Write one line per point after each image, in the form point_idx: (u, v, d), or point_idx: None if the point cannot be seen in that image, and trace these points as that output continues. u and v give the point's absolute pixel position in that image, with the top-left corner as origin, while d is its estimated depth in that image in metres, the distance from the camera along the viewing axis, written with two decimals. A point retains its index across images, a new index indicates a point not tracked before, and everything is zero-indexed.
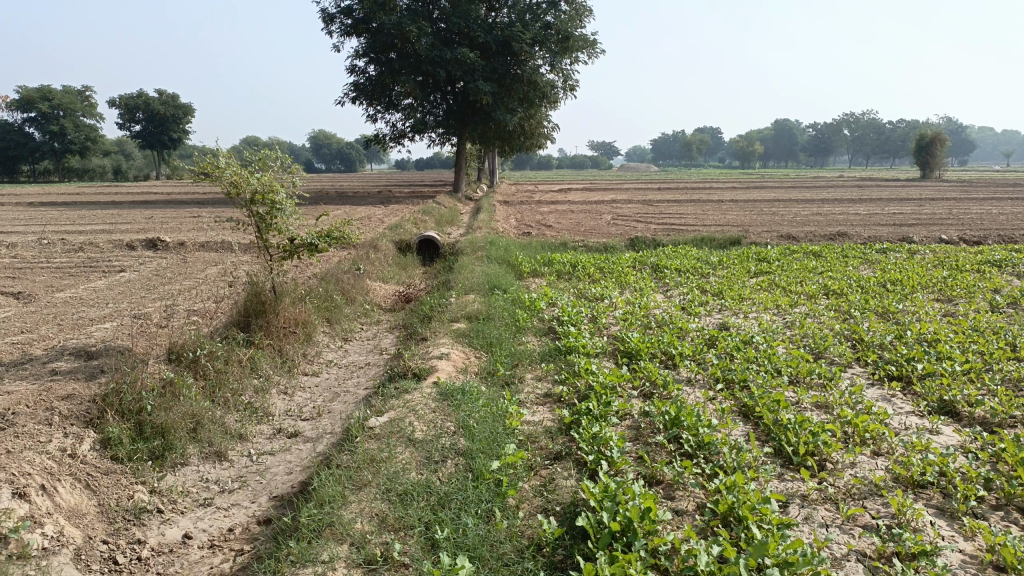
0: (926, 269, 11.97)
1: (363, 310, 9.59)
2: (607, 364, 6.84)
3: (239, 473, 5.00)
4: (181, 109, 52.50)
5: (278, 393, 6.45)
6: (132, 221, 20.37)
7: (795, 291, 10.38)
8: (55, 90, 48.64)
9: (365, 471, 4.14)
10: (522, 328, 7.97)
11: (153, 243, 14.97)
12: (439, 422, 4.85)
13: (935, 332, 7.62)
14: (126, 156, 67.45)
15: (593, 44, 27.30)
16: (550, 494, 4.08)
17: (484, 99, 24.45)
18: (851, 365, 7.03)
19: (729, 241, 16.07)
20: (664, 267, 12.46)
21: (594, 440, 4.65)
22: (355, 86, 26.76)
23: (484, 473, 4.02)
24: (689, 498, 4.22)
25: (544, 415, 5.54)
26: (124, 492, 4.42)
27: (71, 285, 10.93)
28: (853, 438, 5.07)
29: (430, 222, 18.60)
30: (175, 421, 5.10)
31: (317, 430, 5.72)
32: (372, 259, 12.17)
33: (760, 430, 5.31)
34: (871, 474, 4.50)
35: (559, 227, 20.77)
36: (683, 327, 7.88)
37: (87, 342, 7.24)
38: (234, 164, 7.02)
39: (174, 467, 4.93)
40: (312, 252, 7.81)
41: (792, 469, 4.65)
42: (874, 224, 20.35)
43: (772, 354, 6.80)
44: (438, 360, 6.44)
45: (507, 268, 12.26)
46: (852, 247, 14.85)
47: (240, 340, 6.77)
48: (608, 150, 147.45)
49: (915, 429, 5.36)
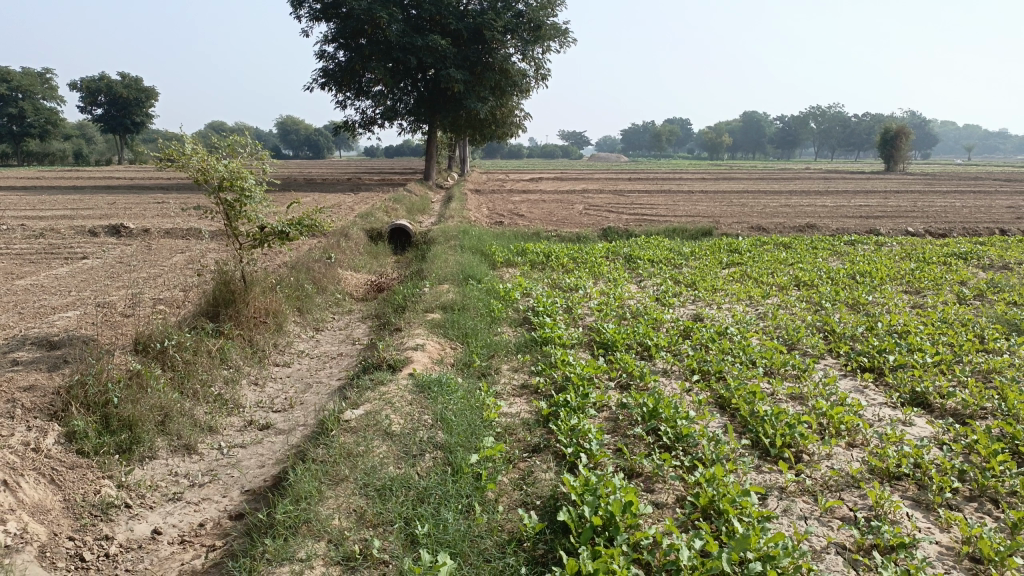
0: (894, 261, 12.14)
1: (334, 299, 9.46)
2: (583, 355, 6.82)
3: (209, 467, 4.88)
4: (145, 93, 51.36)
5: (249, 384, 6.32)
6: (94, 206, 19.92)
7: (767, 282, 10.45)
8: (13, 71, 47.33)
9: (342, 464, 4.04)
10: (497, 318, 7.90)
11: (116, 229, 14.62)
12: (417, 415, 4.77)
13: (906, 324, 7.71)
14: (87, 139, 65.87)
15: (565, 33, 27.20)
16: (529, 488, 4.05)
17: (455, 86, 24.23)
18: (824, 357, 7.08)
19: (701, 232, 16.15)
20: (637, 257, 12.48)
21: (572, 432, 4.60)
22: (325, 71, 26.38)
23: (462, 467, 3.96)
24: (669, 491, 4.21)
25: (521, 407, 5.49)
26: (91, 488, 4.29)
27: (31, 271, 10.63)
28: (828, 430, 5.10)
29: (401, 210, 18.43)
30: (143, 414, 4.95)
31: (289, 423, 5.61)
32: (342, 247, 11.99)
33: (736, 422, 5.31)
34: (848, 466, 4.53)
35: (531, 216, 20.71)
36: (657, 317, 7.88)
37: (49, 331, 7.03)
38: (201, 149, 6.83)
39: (142, 461, 4.78)
40: (283, 240, 7.63)
41: (770, 461, 4.66)
42: (842, 216, 20.60)
43: (747, 345, 6.82)
44: (413, 352, 6.35)
45: (480, 258, 12.19)
46: (821, 239, 15.02)
47: (209, 330, 6.61)
48: (579, 140, 147.52)
49: (889, 420, 5.42)
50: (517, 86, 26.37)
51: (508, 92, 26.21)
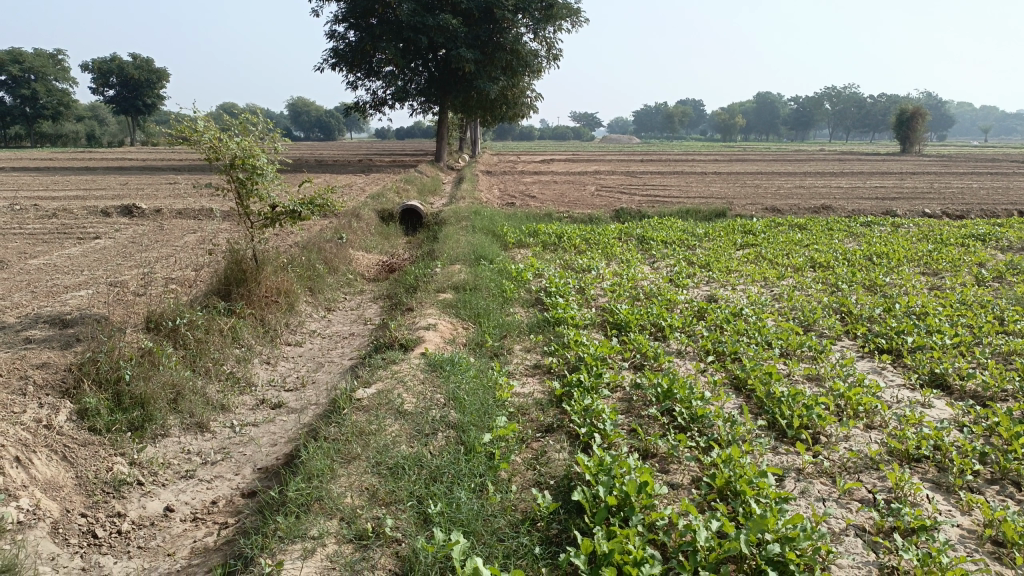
0: (911, 243, 11.98)
1: (346, 280, 9.42)
2: (596, 335, 6.76)
3: (221, 445, 4.86)
4: (157, 74, 51.40)
5: (261, 363, 6.30)
6: (107, 187, 19.97)
7: (781, 264, 10.33)
8: (25, 52, 47.44)
9: (354, 443, 4.00)
10: (509, 299, 7.85)
11: (128, 209, 14.64)
12: (429, 394, 4.73)
13: (924, 306, 7.60)
14: (100, 120, 65.97)
15: (577, 13, 26.93)
16: (542, 468, 4.01)
17: (466, 66, 24.05)
18: (840, 339, 6.98)
19: (715, 213, 15.99)
20: (650, 238, 12.38)
21: (586, 412, 4.57)
22: (335, 51, 26.24)
23: (475, 446, 3.92)
24: (684, 472, 4.15)
25: (534, 387, 5.45)
26: (103, 465, 4.28)
27: (44, 251, 10.64)
28: (846, 411, 5.03)
29: (413, 192, 18.38)
30: (155, 391, 4.92)
31: (302, 402, 5.59)
32: (354, 228, 11.93)
33: (752, 403, 5.25)
34: (866, 448, 4.46)
35: (543, 198, 20.60)
36: (671, 298, 7.79)
37: (62, 310, 7.04)
38: (213, 127, 6.77)
39: (154, 438, 4.76)
40: (294, 219, 7.58)
41: (786, 442, 4.60)
42: (858, 198, 20.36)
43: (762, 326, 6.74)
44: (425, 331, 6.30)
45: (492, 238, 12.12)
46: (837, 220, 14.84)
47: (221, 308, 6.58)
48: (591, 121, 146.56)
49: (908, 402, 5.35)
50: (529, 66, 26.16)
51: (520, 72, 26.00)
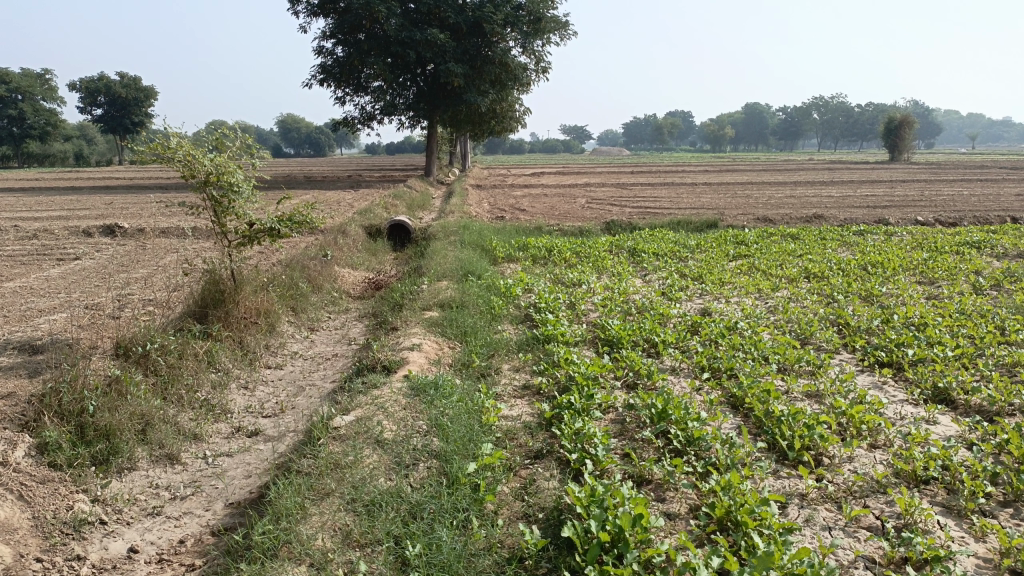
0: (905, 251, 11.84)
1: (330, 298, 9.18)
2: (587, 353, 6.53)
3: (192, 478, 4.60)
4: (144, 92, 51.10)
5: (238, 388, 6.05)
6: (91, 206, 19.70)
7: (775, 275, 10.13)
8: (12, 72, 47.19)
9: (328, 477, 3.73)
10: (497, 316, 7.62)
11: (111, 229, 14.37)
12: (411, 420, 4.48)
13: (923, 316, 7.41)
14: (87, 141, 65.65)
15: (565, 26, 26.89)
16: (530, 499, 3.78)
17: (455, 80, 23.93)
18: (839, 352, 6.77)
19: (706, 224, 15.84)
20: (641, 250, 12.18)
21: (576, 437, 4.35)
22: (323, 68, 26.08)
23: (459, 478, 3.68)
24: (681, 500, 3.90)
25: (523, 409, 5.21)
26: (63, 503, 4.00)
27: (21, 274, 10.36)
28: (848, 430, 4.82)
29: (401, 206, 18.18)
30: (122, 422, 4.66)
31: (279, 429, 5.34)
32: (339, 244, 11.70)
33: (751, 423, 5.02)
34: (871, 470, 4.25)
35: (533, 211, 20.43)
36: (664, 312, 7.58)
37: (33, 335, 6.78)
38: (186, 144, 6.55)
39: (120, 473, 4.50)
40: (273, 238, 7.34)
41: (788, 465, 4.38)
42: (849, 206, 20.25)
43: (758, 340, 6.51)
44: (409, 352, 6.06)
45: (481, 253, 11.90)
46: (829, 229, 14.69)
47: (196, 332, 6.33)
48: (580, 134, 146.94)
49: (911, 419, 5.15)
50: (518, 79, 26.06)
51: (508, 86, 25.93)
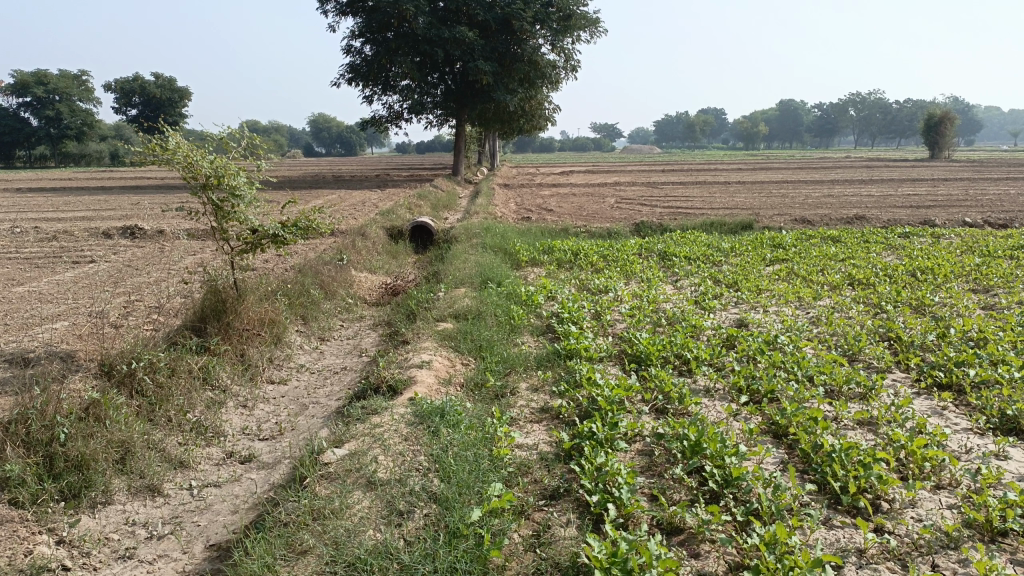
0: (955, 255, 11.10)
1: (344, 305, 8.73)
2: (612, 370, 6.00)
3: (173, 513, 4.15)
4: (178, 93, 51.44)
5: (235, 407, 5.61)
6: (116, 206, 19.55)
7: (817, 281, 9.49)
8: (50, 74, 47.93)
9: (309, 531, 3.27)
10: (517, 327, 7.12)
11: (131, 230, 14.12)
12: (410, 456, 4.00)
13: (983, 330, 6.75)
14: (124, 140, 66.54)
15: (595, 22, 26.33)
16: (544, 551, 3.29)
17: (482, 78, 23.46)
18: (891, 370, 6.14)
19: (741, 225, 15.19)
20: (672, 254, 11.60)
21: (598, 475, 3.82)
22: (350, 66, 25.77)
23: (460, 529, 3.18)
24: (718, 556, 3.37)
25: (539, 437, 4.70)
26: (22, 548, 3.56)
27: (34, 277, 10.07)
28: (910, 467, 4.24)
29: (426, 206, 17.77)
30: (96, 452, 4.24)
31: (275, 454, 4.90)
32: (358, 247, 11.28)
33: (796, 456, 4.46)
34: (940, 521, 3.67)
35: (560, 211, 19.88)
36: (697, 325, 7.01)
37: (27, 345, 6.40)
38: (186, 145, 6.17)
39: (93, 508, 4.07)
40: (277, 244, 6.93)
41: (841, 511, 3.82)
42: (890, 206, 19.39)
43: (802, 358, 5.92)
44: (418, 370, 5.59)
45: (503, 257, 11.42)
46: (872, 231, 14.00)
47: (192, 346, 5.94)
48: (612, 132, 145.68)
49: (980, 453, 4.55)
50: (547, 77, 25.53)
51: (537, 84, 25.38)
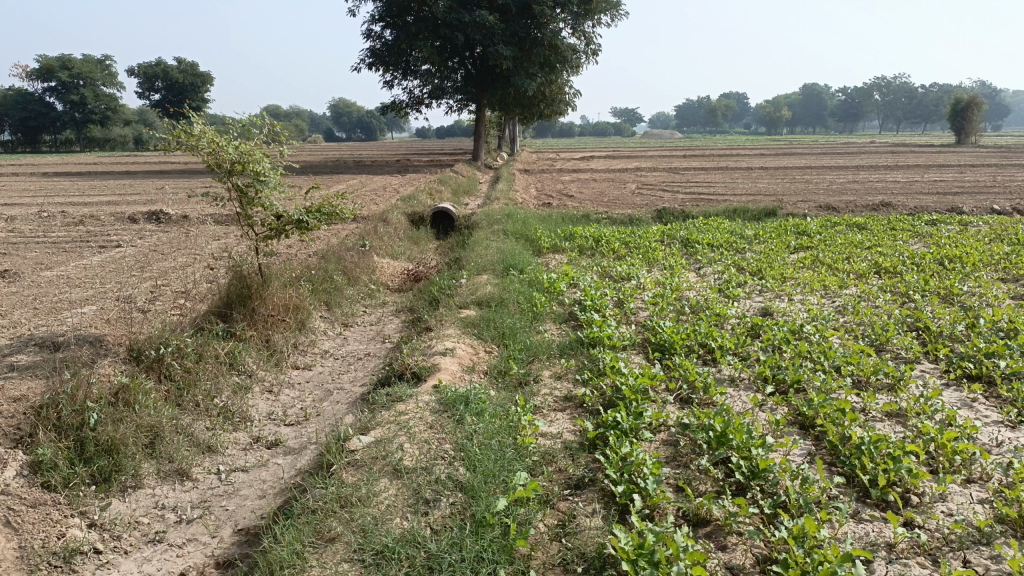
0: (983, 243, 10.92)
1: (367, 291, 8.76)
2: (636, 359, 5.97)
3: (202, 498, 4.20)
4: (201, 78, 51.81)
5: (261, 392, 5.65)
6: (140, 191, 19.71)
7: (842, 270, 9.39)
8: (74, 59, 48.36)
9: (336, 518, 3.29)
10: (539, 314, 7.11)
11: (155, 215, 14.24)
12: (435, 444, 4.01)
13: (1013, 320, 6.64)
14: (146, 124, 67.04)
15: (616, 6, 26.09)
16: (570, 541, 3.28)
17: (503, 63, 23.34)
18: (919, 361, 6.06)
19: (764, 212, 15.03)
20: (695, 241, 11.51)
21: (623, 465, 3.81)
22: (371, 51, 25.74)
23: (487, 518, 3.19)
24: (745, 550, 3.35)
25: (563, 426, 4.69)
26: (54, 531, 3.61)
27: (61, 262, 10.18)
28: (939, 460, 4.18)
29: (446, 192, 17.75)
30: (126, 436, 4.30)
31: (301, 440, 4.93)
32: (380, 233, 11.29)
33: (824, 449, 4.41)
34: (971, 516, 3.61)
35: (581, 197, 19.80)
36: (721, 314, 6.95)
37: (57, 329, 6.47)
38: (210, 131, 6.19)
39: (123, 492, 4.13)
40: (301, 230, 6.95)
41: (870, 504, 3.79)
42: (916, 193, 19.10)
43: (829, 348, 5.85)
44: (442, 358, 5.60)
45: (524, 244, 11.39)
46: (898, 218, 13.80)
47: (218, 331, 5.99)
48: (632, 117, 144.70)
49: (1011, 447, 4.48)
50: (568, 62, 25.35)
51: (558, 69, 25.20)
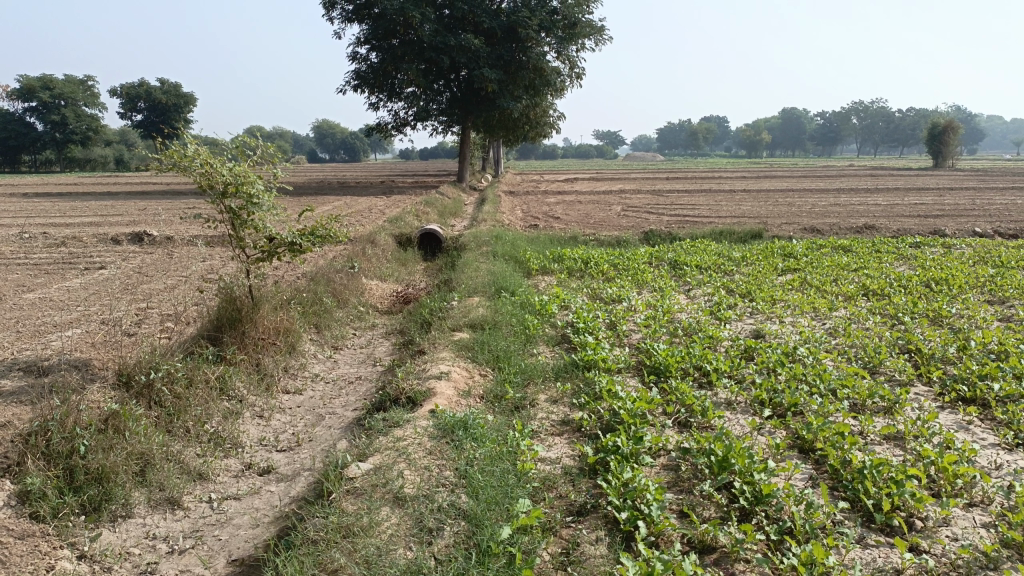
0: (968, 266, 11.03)
1: (356, 313, 8.68)
2: (631, 382, 5.94)
3: (194, 527, 4.10)
4: (183, 99, 51.73)
5: (252, 418, 5.55)
6: (123, 212, 19.50)
7: (831, 292, 9.43)
8: (56, 79, 48.02)
9: (338, 548, 3.21)
10: (532, 337, 7.07)
11: (139, 237, 14.07)
12: (436, 471, 3.94)
13: (1004, 342, 6.68)
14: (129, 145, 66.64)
15: (601, 30, 26.34)
16: (576, 569, 3.23)
17: (488, 86, 23.48)
18: (912, 383, 6.08)
19: (750, 234, 15.13)
20: (683, 263, 11.54)
21: (626, 491, 3.76)
22: (357, 73, 25.81)
23: (493, 547, 3.13)
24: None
25: (562, 451, 4.64)
26: (43, 562, 3.49)
27: (43, 284, 10.02)
28: (940, 484, 4.16)
29: (432, 214, 17.72)
30: (117, 463, 4.20)
31: (294, 466, 4.84)
32: (368, 255, 11.23)
33: (825, 473, 4.39)
34: (977, 540, 3.59)
35: (568, 219, 19.86)
36: (715, 336, 6.95)
37: (41, 353, 6.34)
38: (204, 152, 6.14)
39: (113, 521, 4.02)
40: (294, 252, 6.88)
41: (874, 529, 3.76)
42: (898, 215, 19.33)
43: (824, 370, 5.84)
44: (437, 382, 5.53)
45: (513, 265, 11.36)
46: (883, 240, 13.93)
47: (209, 355, 5.89)
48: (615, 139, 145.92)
49: (1009, 469, 4.48)
50: (552, 85, 25.53)
51: (543, 91, 25.36)
